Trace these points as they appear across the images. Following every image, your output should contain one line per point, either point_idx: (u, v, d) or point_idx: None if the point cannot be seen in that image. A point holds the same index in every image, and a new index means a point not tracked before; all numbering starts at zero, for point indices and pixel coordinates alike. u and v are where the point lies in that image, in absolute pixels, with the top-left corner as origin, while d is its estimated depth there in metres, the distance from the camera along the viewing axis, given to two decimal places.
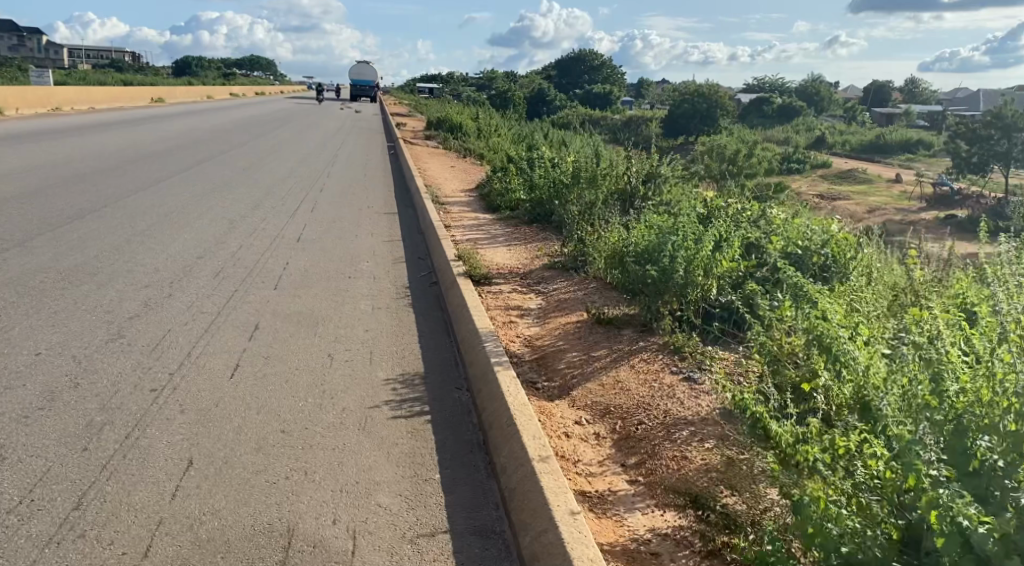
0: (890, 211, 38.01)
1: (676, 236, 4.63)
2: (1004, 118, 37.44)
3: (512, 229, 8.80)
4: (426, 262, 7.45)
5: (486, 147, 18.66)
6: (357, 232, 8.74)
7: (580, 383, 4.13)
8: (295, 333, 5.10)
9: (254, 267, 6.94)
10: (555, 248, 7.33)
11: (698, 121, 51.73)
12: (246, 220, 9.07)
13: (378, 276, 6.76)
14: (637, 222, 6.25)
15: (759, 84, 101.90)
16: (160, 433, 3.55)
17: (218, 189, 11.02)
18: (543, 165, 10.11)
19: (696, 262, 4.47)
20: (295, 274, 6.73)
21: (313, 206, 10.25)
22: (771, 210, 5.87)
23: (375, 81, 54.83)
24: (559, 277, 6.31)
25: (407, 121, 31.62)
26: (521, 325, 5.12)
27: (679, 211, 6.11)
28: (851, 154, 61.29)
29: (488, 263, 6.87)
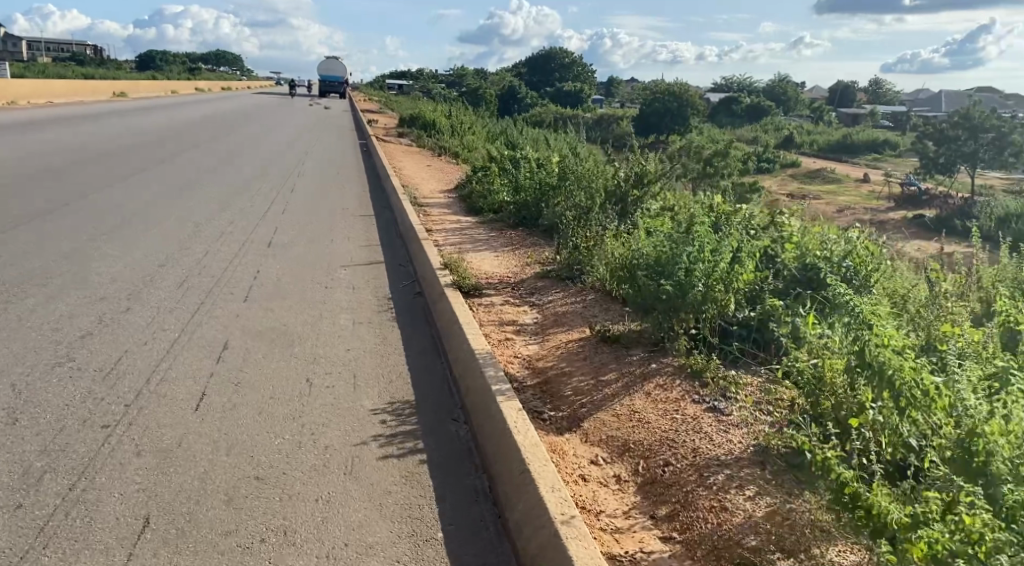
0: (860, 211, 38.26)
1: (692, 246, 4.21)
2: (970, 119, 37.79)
3: (497, 233, 8.36)
4: (407, 269, 6.97)
5: (462, 145, 18.10)
6: (332, 236, 8.20)
7: (591, 413, 3.70)
8: (268, 353, 4.59)
9: (222, 276, 6.39)
10: (546, 256, 6.90)
11: (669, 120, 51.62)
12: (213, 224, 8.49)
13: (357, 286, 6.25)
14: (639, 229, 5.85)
15: (728, 84, 102.63)
16: (111, 482, 3.04)
17: (183, 190, 10.38)
18: (527, 165, 9.66)
19: (715, 277, 4.06)
20: (268, 284, 6.19)
21: (284, 207, 9.68)
22: (780, 217, 5.49)
23: (344, 77, 53.86)
24: (554, 287, 5.90)
25: (379, 118, 30.92)
26: (519, 343, 4.68)
27: (681, 217, 5.72)
28: (820, 154, 61.74)
29: (475, 271, 6.42)
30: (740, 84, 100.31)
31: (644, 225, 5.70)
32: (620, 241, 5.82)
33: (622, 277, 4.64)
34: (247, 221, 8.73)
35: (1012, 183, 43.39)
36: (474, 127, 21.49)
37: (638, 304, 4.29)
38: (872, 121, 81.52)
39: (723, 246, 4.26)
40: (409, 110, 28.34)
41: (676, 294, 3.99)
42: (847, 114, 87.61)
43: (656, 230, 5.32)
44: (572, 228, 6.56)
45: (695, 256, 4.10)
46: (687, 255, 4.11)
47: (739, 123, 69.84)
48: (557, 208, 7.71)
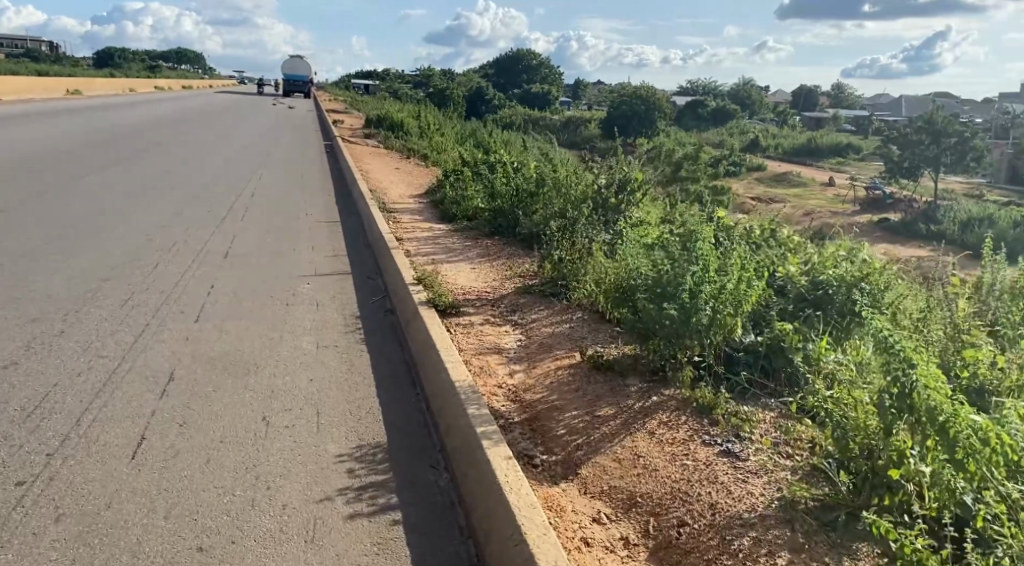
0: (826, 214, 38.56)
1: (696, 264, 3.80)
2: (933, 124, 38.25)
3: (472, 242, 7.92)
4: (377, 282, 6.48)
5: (431, 147, 17.61)
6: (295, 245, 7.66)
7: (589, 456, 3.26)
8: (221, 385, 4.08)
9: (172, 291, 5.81)
10: (526, 268, 6.48)
11: (637, 123, 51.56)
12: (166, 231, 7.88)
13: (322, 302, 5.74)
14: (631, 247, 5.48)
15: (694, 87, 103.45)
16: (19, 561, 2.50)
17: (134, 195, 9.71)
18: (503, 171, 9.24)
19: (723, 300, 3.65)
20: (223, 300, 5.65)
21: (244, 213, 9.10)
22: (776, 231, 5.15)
23: (309, 77, 52.87)
24: (537, 304, 5.51)
25: (344, 118, 30.17)
26: (503, 372, 4.23)
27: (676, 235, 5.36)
28: (785, 157, 62.38)
29: (452, 286, 5.99)
30: (706, 87, 101.23)
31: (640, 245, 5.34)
32: (613, 260, 5.45)
33: (617, 297, 4.22)
34: (203, 229, 8.14)
35: (972, 187, 44.22)
36: (443, 128, 20.97)
37: (636, 328, 3.88)
38: (834, 126, 82.76)
39: (731, 264, 3.86)
40: (375, 110, 27.69)
41: (681, 319, 3.59)
42: (810, 118, 88.88)
43: (651, 250, 4.94)
44: (556, 240, 6.15)
45: (701, 275, 3.67)
46: (691, 272, 3.68)
47: (706, 127, 70.25)
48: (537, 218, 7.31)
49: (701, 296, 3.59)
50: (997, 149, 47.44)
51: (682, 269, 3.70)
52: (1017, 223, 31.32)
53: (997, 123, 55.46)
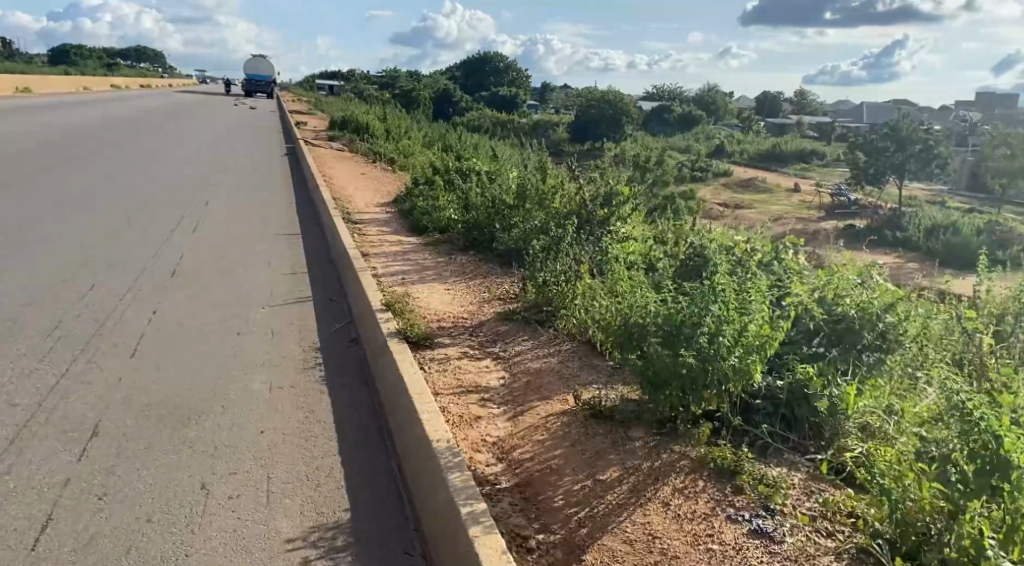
0: (793, 220, 38.77)
1: (714, 296, 3.25)
2: (898, 131, 38.73)
3: (446, 258, 7.38)
4: (341, 305, 5.89)
5: (398, 151, 17.02)
6: (251, 262, 7.02)
7: (594, 537, 2.72)
8: (154, 439, 3.46)
9: (107, 319, 5.15)
10: (506, 291, 5.99)
11: (605, 127, 51.35)
12: (108, 244, 7.19)
13: (278, 331, 5.13)
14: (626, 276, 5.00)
15: (659, 92, 104.16)
16: None
17: (76, 203, 8.94)
18: (477, 181, 8.73)
19: (747, 344, 3.12)
20: (167, 329, 5.02)
21: (197, 224, 8.41)
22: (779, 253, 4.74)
23: (272, 77, 51.65)
24: (519, 333, 5.00)
25: (307, 119, 29.32)
26: (487, 422, 3.69)
27: (675, 259, 4.89)
28: (750, 162, 62.92)
29: (426, 311, 5.44)
30: (671, 92, 101.92)
31: (637, 274, 4.87)
32: (606, 288, 4.96)
33: (616, 334, 3.70)
34: (150, 242, 7.45)
35: (934, 195, 44.96)
36: (410, 130, 20.35)
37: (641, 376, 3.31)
38: (797, 132, 83.90)
39: (754, 299, 3.33)
40: (339, 111, 26.86)
41: (698, 368, 3.07)
42: (773, 123, 90.04)
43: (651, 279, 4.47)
44: (539, 261, 5.64)
45: (722, 314, 3.14)
46: (709, 310, 3.15)
47: (673, 131, 70.51)
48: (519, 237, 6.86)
49: (722, 341, 3.06)
50: (956, 155, 48.38)
51: (697, 306, 3.18)
52: (980, 230, 31.86)
53: (955, 131, 56.73)
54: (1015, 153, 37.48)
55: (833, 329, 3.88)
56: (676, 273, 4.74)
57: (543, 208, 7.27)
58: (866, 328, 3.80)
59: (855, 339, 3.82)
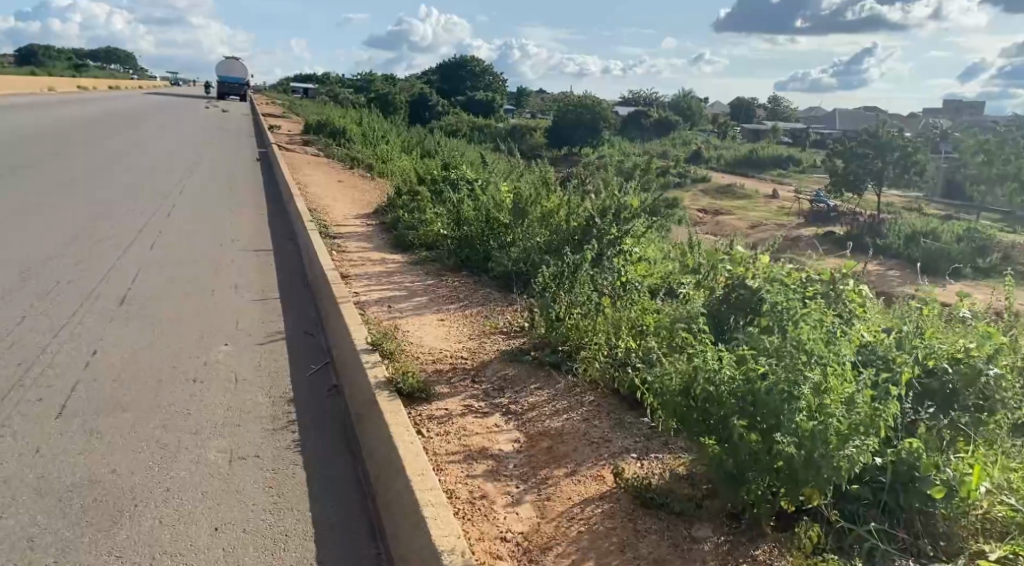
0: (773, 226, 38.49)
1: (808, 360, 2.65)
2: (878, 137, 38.58)
3: (436, 281, 6.58)
4: (317, 341, 5.06)
5: (376, 156, 16.17)
6: (214, 284, 6.17)
7: None
8: (72, 548, 2.61)
9: (33, 358, 4.25)
10: (511, 323, 5.22)
11: (582, 133, 50.83)
12: (48, 262, 6.25)
13: (245, 377, 4.29)
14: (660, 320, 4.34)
15: (635, 98, 104.14)
16: None
17: (19, 211, 7.92)
18: (469, 196, 7.99)
19: (856, 429, 2.50)
20: (107, 376, 4.12)
21: (155, 239, 7.48)
22: (843, 282, 3.98)
23: (245, 79, 50.30)
24: (530, 378, 4.24)
25: (281, 123, 28.26)
26: (506, 510, 2.89)
27: (714, 290, 4.30)
28: (728, 168, 62.80)
29: (419, 351, 4.63)
30: (648, 96, 101.85)
31: (670, 315, 4.17)
32: (637, 332, 4.29)
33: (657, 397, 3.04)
34: (100, 259, 6.51)
35: (911, 202, 45.03)
36: (387, 134, 19.49)
37: (719, 468, 2.62)
38: (772, 137, 84.26)
39: (844, 360, 2.79)
40: (314, 115, 25.85)
41: (802, 459, 2.43)
42: (749, 130, 90.34)
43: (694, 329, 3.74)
44: (552, 291, 4.89)
45: (822, 384, 2.57)
46: (805, 378, 2.54)
47: (651, 136, 70.24)
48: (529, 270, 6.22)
49: (834, 423, 2.46)
50: (933, 162, 48.55)
51: (789, 373, 2.56)
52: (961, 237, 31.80)
53: (929, 135, 57.07)
54: (992, 160, 37.56)
55: (926, 386, 3.24)
56: (719, 308, 4.03)
57: (547, 227, 6.71)
58: (966, 387, 3.13)
59: (952, 402, 3.16)
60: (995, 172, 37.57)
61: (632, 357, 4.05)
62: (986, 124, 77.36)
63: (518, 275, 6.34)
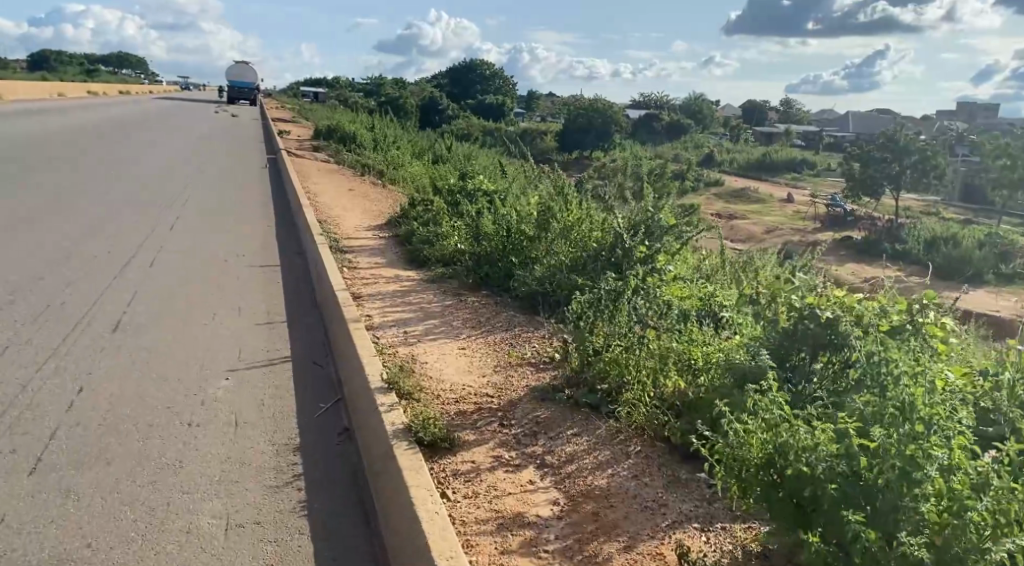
0: (789, 231, 37.82)
1: (918, 430, 2.11)
2: (896, 141, 37.83)
3: (455, 301, 6.12)
4: (326, 372, 4.60)
5: (388, 163, 15.77)
6: (217, 306, 5.72)
7: None
8: None
9: (10, 395, 3.78)
10: (537, 353, 4.77)
11: (593, 137, 50.32)
12: (40, 281, 5.81)
13: (248, 418, 3.83)
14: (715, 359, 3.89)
15: (646, 101, 103.53)
16: None
17: (14, 222, 7.49)
18: (488, 209, 7.56)
19: (994, 521, 1.97)
20: (93, 419, 3.63)
21: (157, 255, 7.03)
22: (924, 301, 3.44)
23: (255, 84, 50.05)
24: (565, 420, 3.77)
25: (291, 128, 27.94)
26: None
27: (770, 315, 3.81)
28: (741, 172, 62.12)
29: (440, 387, 4.17)
30: (659, 100, 100.94)
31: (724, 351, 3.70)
32: (687, 369, 3.82)
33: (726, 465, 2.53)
34: (96, 278, 6.06)
35: (928, 206, 44.19)
36: (398, 140, 19.10)
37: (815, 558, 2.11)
38: (785, 140, 83.44)
39: (961, 424, 2.27)
40: (323, 120, 25.52)
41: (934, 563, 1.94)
42: (761, 133, 89.51)
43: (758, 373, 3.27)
44: (587, 318, 4.43)
45: (947, 460, 2.08)
46: (929, 458, 2.03)
47: (663, 140, 69.63)
48: (554, 291, 5.77)
49: (978, 515, 1.95)
50: (951, 165, 47.69)
51: (909, 448, 2.06)
52: (982, 243, 31.04)
53: (945, 138, 56.18)
54: (1013, 163, 36.76)
55: None
56: (781, 341, 3.54)
57: (572, 242, 6.28)
58: None
59: None
60: (1016, 176, 36.76)
61: (689, 408, 3.66)
62: (1002, 126, 76.24)
63: (542, 294, 5.87)
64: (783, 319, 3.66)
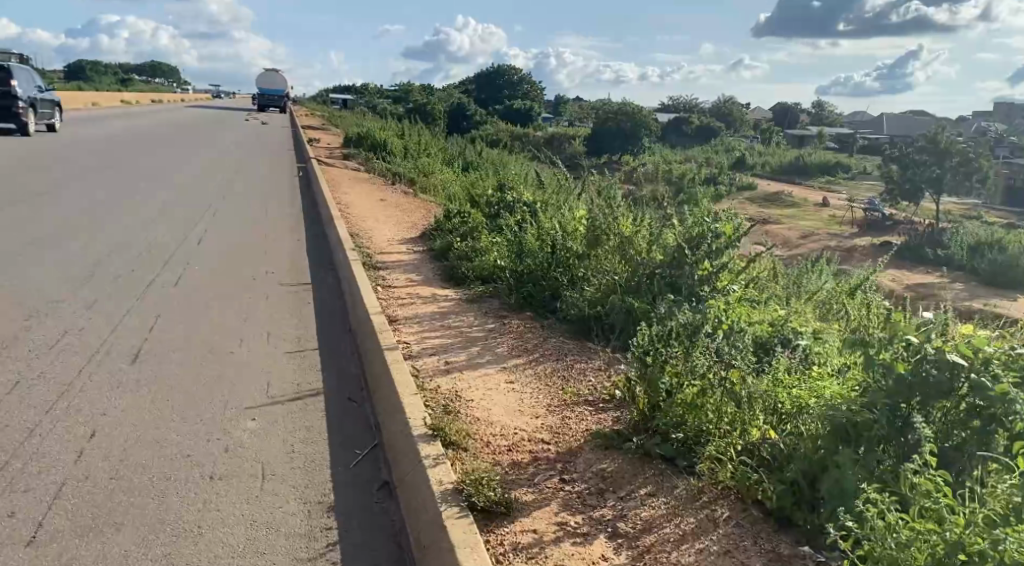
0: (825, 236, 36.81)
1: None
2: (937, 144, 36.64)
3: (499, 324, 5.64)
4: (363, 411, 4.17)
5: (419, 170, 15.36)
6: (245, 332, 5.34)
7: None
8: None
9: (15, 443, 3.39)
10: (594, 389, 4.28)
11: (622, 141, 49.51)
12: (60, 304, 5.48)
13: (277, 469, 3.40)
14: (813, 407, 3.38)
15: (676, 104, 102.34)
16: None
17: (39, 239, 7.20)
18: (531, 225, 7.09)
19: None
20: (104, 472, 3.23)
21: (183, 274, 6.68)
22: None
23: (286, 91, 50.30)
24: (635, 478, 3.29)
25: (321, 137, 27.75)
26: None
27: (870, 349, 3.28)
28: (774, 176, 60.76)
29: (490, 431, 3.70)
30: (688, 104, 99.82)
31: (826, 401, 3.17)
32: None
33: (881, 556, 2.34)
34: (117, 300, 5.72)
35: (972, 210, 42.57)
36: (429, 147, 18.70)
37: None
38: (818, 142, 81.62)
39: None
40: (354, 127, 25.26)
41: None
42: (794, 135, 87.74)
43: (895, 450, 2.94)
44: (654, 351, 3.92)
45: None
46: None
47: (694, 143, 68.54)
48: (609, 317, 5.28)
49: None
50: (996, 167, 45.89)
51: None
52: None
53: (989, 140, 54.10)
54: None
55: None
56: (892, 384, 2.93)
57: (624, 260, 5.84)
58: None
59: None
60: None
61: (785, 466, 3.15)
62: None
63: (596, 320, 5.38)
64: (890, 355, 3.13)
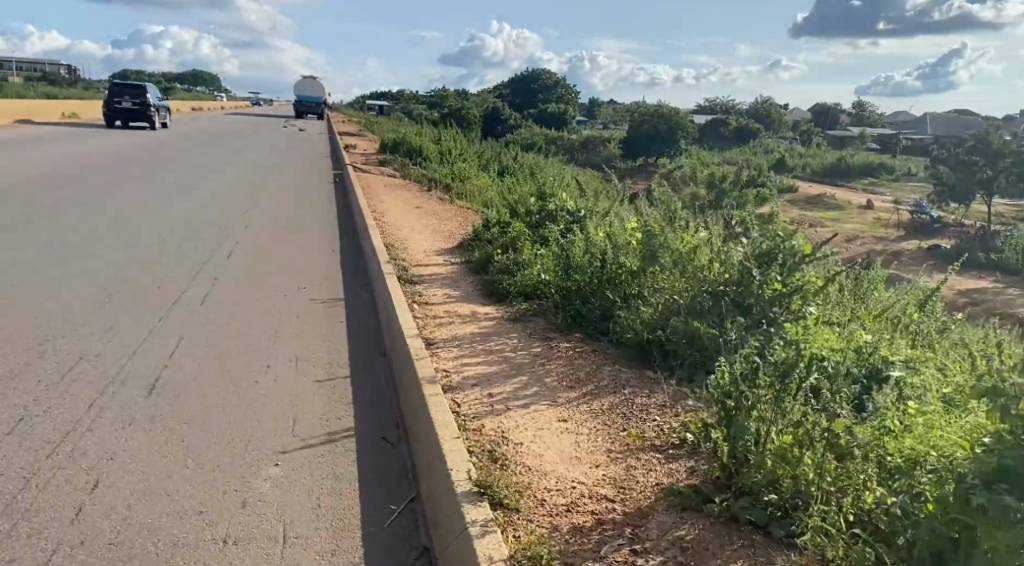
0: (871, 240, 35.43)
1: None
2: (989, 143, 35.09)
3: (546, 347, 5.14)
4: (399, 455, 3.69)
5: (455, 176, 14.94)
6: (273, 356, 4.92)
7: None
8: None
9: (8, 497, 2.99)
10: (660, 430, 3.75)
11: (658, 144, 48.66)
12: (78, 326, 5.12)
13: (301, 531, 2.94)
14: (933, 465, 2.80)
15: (712, 105, 100.78)
16: None
17: (66, 255, 6.90)
18: (576, 237, 6.58)
19: None
20: (103, 535, 2.80)
21: (210, 291, 6.31)
22: None
23: (321, 98, 50.60)
24: (721, 550, 2.76)
25: (356, 142, 27.58)
26: None
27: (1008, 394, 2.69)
28: (815, 178, 59.22)
29: (543, 485, 3.19)
30: (724, 105, 98.25)
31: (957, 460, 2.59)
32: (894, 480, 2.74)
33: None
34: (139, 321, 5.35)
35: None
36: (465, 152, 18.30)
37: None
38: (860, 143, 79.52)
39: None
40: (388, 133, 25.04)
41: None
42: (834, 136, 85.66)
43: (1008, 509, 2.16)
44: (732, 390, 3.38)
45: None
46: None
47: (731, 144, 67.20)
48: (669, 342, 4.74)
49: None
50: None
51: None
52: None
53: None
54: None
55: None
56: None
57: (684, 277, 5.30)
58: None
59: None
60: None
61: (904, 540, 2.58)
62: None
63: (654, 344, 4.84)
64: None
